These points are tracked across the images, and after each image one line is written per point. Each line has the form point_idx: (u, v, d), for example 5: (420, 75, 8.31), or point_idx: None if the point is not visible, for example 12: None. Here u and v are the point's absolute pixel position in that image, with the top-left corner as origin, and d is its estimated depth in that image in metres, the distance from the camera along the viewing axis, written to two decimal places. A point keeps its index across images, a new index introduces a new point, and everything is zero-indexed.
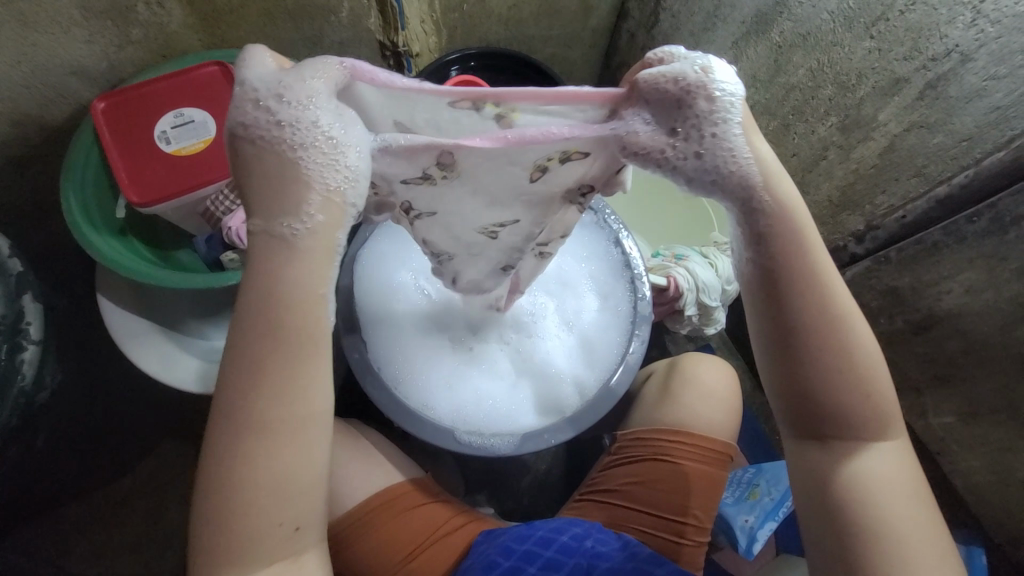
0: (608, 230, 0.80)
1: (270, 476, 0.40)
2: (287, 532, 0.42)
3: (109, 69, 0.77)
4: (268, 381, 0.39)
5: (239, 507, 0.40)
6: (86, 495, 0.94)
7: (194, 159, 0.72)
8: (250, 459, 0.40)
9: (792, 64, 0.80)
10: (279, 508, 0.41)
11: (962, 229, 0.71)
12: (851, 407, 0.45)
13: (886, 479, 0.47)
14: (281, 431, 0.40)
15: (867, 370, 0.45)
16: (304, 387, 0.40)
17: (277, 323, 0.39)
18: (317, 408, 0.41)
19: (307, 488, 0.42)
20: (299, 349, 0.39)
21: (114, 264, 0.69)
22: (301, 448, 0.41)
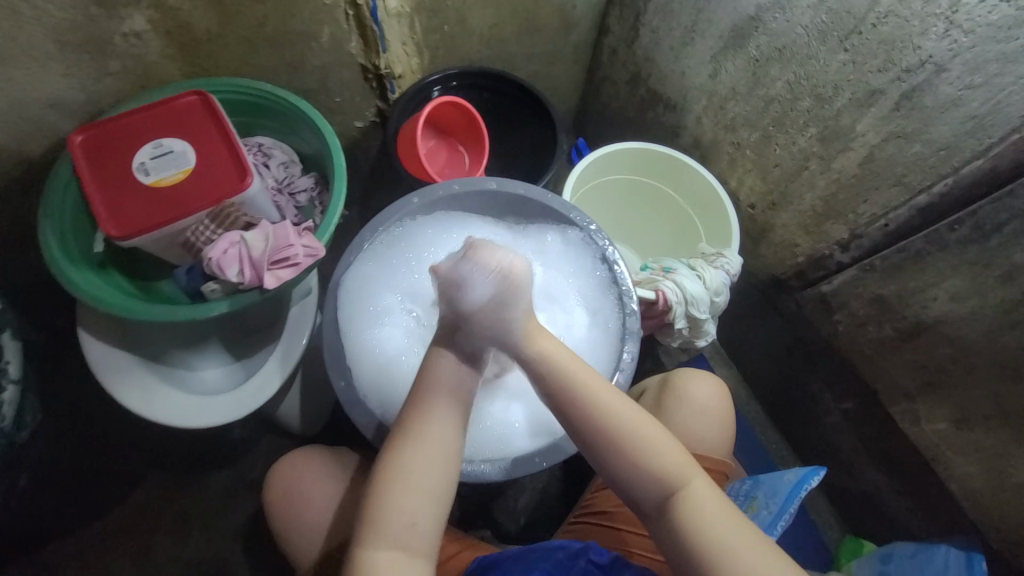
0: (594, 246, 0.79)
1: (409, 477, 0.53)
2: (407, 527, 0.52)
3: (86, 101, 0.76)
4: (426, 410, 0.56)
5: (383, 499, 0.52)
6: (71, 532, 0.92)
7: (174, 190, 0.71)
8: (399, 467, 0.53)
9: (770, 77, 0.82)
10: (408, 503, 0.52)
11: (944, 237, 0.71)
12: (642, 468, 0.55)
13: (695, 513, 0.53)
14: (433, 442, 0.55)
15: (624, 432, 0.56)
16: (453, 421, 0.57)
17: (429, 372, 0.58)
18: (455, 442, 0.56)
19: (433, 497, 0.53)
20: (450, 399, 0.57)
21: (93, 299, 0.69)
22: (437, 464, 0.54)
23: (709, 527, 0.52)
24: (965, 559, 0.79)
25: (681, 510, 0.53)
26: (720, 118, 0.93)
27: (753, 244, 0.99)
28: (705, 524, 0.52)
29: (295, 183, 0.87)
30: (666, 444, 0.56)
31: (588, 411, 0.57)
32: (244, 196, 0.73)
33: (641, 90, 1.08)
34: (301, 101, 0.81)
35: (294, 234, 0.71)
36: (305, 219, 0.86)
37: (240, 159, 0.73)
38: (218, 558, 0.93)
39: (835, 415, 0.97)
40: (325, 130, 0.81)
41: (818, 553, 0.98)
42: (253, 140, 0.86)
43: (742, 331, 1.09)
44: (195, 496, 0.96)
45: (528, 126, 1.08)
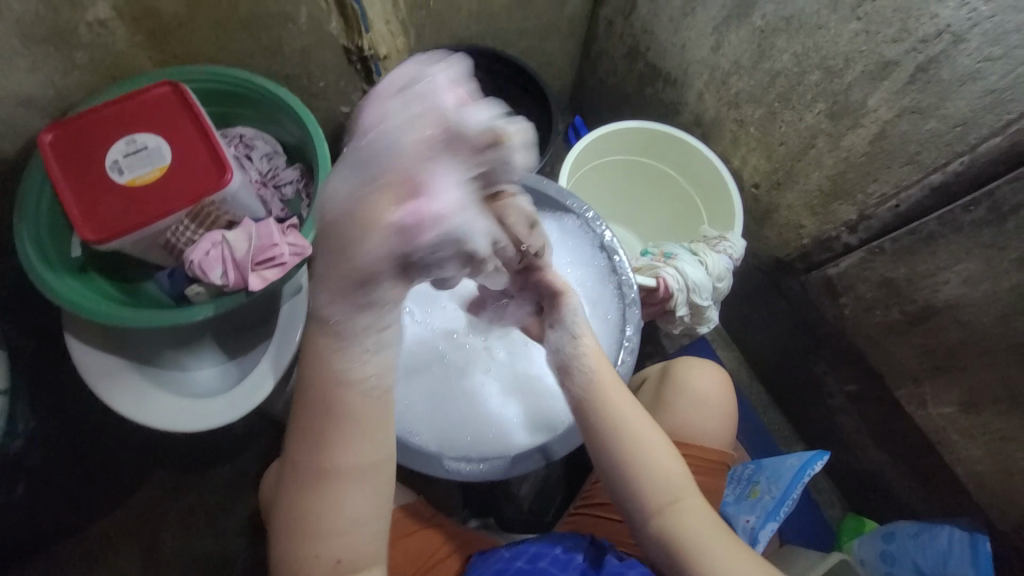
0: (593, 234, 0.76)
1: (327, 513, 0.46)
2: (332, 565, 0.47)
3: (55, 96, 0.72)
4: (330, 436, 0.45)
5: (300, 543, 0.47)
6: (76, 532, 0.92)
7: (150, 190, 0.68)
8: (313, 507, 0.46)
9: (776, 48, 0.78)
10: (331, 542, 0.47)
11: (959, 219, 0.68)
12: (647, 481, 0.55)
13: (699, 529, 0.55)
14: (348, 469, 0.46)
15: (644, 447, 0.56)
16: (369, 439, 0.46)
17: (322, 385, 0.44)
18: (374, 461, 0.47)
19: (355, 527, 0.47)
20: (360, 423, 0.45)
21: (76, 307, 0.67)
22: (354, 496, 0.47)
23: (701, 544, 0.54)
24: (970, 539, 0.79)
25: (679, 525, 0.55)
26: (722, 93, 0.89)
27: (756, 226, 0.95)
28: (702, 538, 0.54)
29: (279, 175, 0.84)
30: (672, 459, 0.57)
31: (617, 419, 0.56)
32: (224, 192, 0.70)
33: (638, 64, 1.03)
34: (280, 87, 0.77)
35: (278, 232, 0.69)
36: (292, 212, 0.84)
37: (218, 155, 0.69)
38: (224, 552, 0.94)
39: (838, 397, 0.95)
40: (307, 120, 0.77)
41: (821, 533, 0.98)
42: (233, 132, 0.83)
43: (745, 314, 1.06)
44: (198, 492, 0.96)
45: (522, 106, 1.03)
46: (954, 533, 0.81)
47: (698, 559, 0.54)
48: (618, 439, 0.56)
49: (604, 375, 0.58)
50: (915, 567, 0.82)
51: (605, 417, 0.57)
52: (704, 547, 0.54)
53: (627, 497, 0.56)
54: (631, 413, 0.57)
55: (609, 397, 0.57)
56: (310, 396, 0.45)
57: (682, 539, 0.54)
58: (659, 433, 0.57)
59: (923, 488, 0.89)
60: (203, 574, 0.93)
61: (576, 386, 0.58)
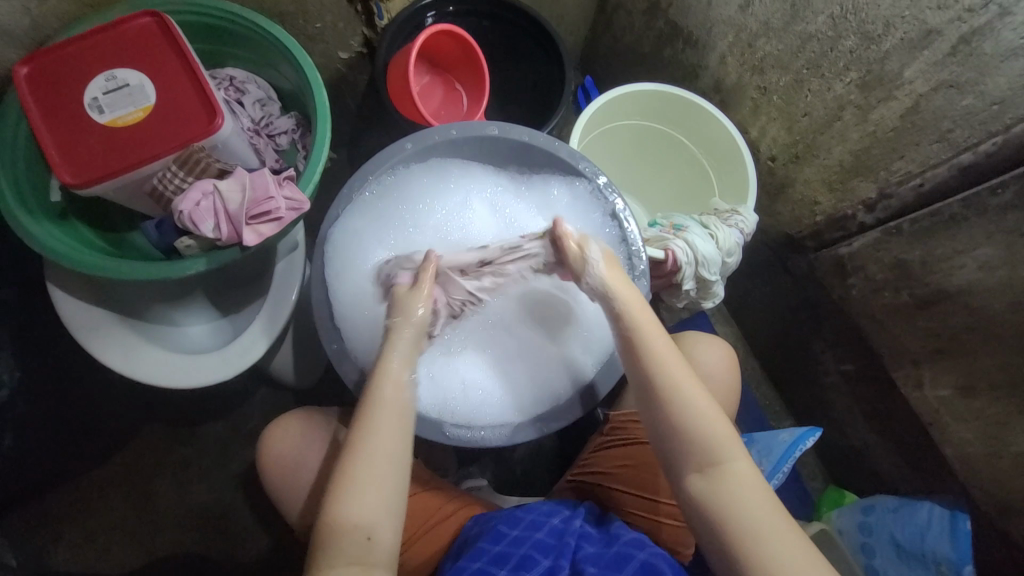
0: (603, 201, 0.73)
1: (367, 487, 0.52)
2: (363, 541, 0.50)
3: (31, 26, 0.66)
4: (372, 417, 0.55)
5: (336, 515, 0.51)
6: (69, 482, 0.92)
7: (135, 132, 0.63)
8: (351, 479, 0.52)
9: (811, 9, 0.73)
10: (365, 512, 0.51)
11: (984, 202, 0.66)
12: (692, 435, 0.55)
13: (744, 494, 0.54)
14: (385, 451, 0.54)
15: (689, 406, 0.56)
16: (401, 426, 0.56)
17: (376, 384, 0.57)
18: (401, 447, 0.55)
19: (389, 501, 0.53)
20: (395, 410, 0.56)
21: (60, 257, 0.63)
22: (387, 470, 0.53)
23: (739, 505, 0.53)
24: (949, 517, 0.81)
25: (721, 483, 0.54)
26: (747, 57, 0.84)
27: (768, 200, 0.93)
28: (752, 511, 0.53)
29: (274, 124, 0.78)
30: (718, 419, 0.56)
31: (662, 377, 0.57)
32: (215, 139, 0.65)
33: (658, 21, 0.97)
34: (273, 25, 0.70)
35: (275, 185, 0.64)
36: (288, 164, 0.79)
37: (208, 96, 0.64)
38: (219, 505, 0.94)
39: (834, 376, 0.96)
40: (303, 63, 0.71)
41: (803, 504, 1.01)
42: (223, 73, 0.76)
43: (748, 290, 1.05)
44: (192, 447, 0.96)
45: (533, 62, 0.97)
46: (935, 509, 0.83)
47: (741, 523, 0.52)
48: (664, 395, 0.57)
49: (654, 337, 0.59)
50: (893, 541, 0.85)
51: (653, 373, 0.58)
52: (747, 516, 0.53)
53: (670, 451, 0.56)
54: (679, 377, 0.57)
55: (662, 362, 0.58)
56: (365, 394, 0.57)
57: (723, 504, 0.53)
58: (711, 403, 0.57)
59: (909, 467, 0.91)
60: (198, 526, 0.94)
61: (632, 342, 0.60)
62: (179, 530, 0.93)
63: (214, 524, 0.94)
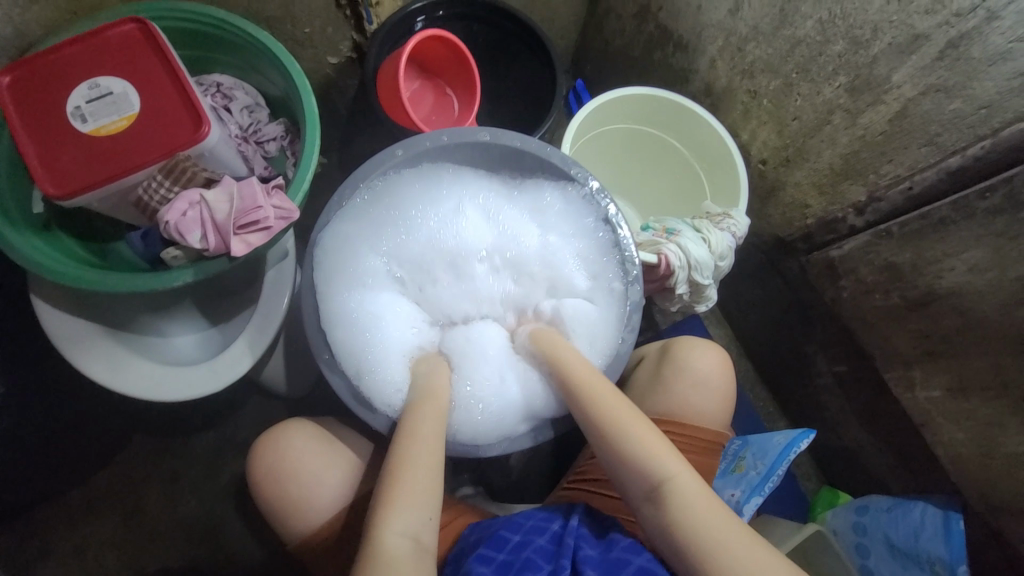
0: (596, 206, 0.72)
1: (414, 495, 0.56)
2: (411, 549, 0.54)
3: (13, 34, 0.65)
4: (415, 438, 0.59)
5: (388, 524, 0.54)
6: (56, 496, 0.90)
7: (118, 141, 0.61)
8: (398, 496, 0.55)
9: (800, 14, 0.74)
10: (413, 526, 0.55)
11: (972, 205, 0.67)
12: (635, 465, 0.57)
13: (692, 511, 0.54)
14: (426, 465, 0.58)
15: (622, 432, 0.59)
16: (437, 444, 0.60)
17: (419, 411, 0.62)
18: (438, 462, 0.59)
19: (431, 509, 0.57)
20: (431, 434, 0.60)
21: (42, 269, 0.62)
22: (431, 487, 0.57)
23: (697, 525, 0.53)
24: (942, 517, 0.81)
25: (675, 508, 0.54)
26: (737, 61, 0.84)
27: (759, 204, 0.93)
28: (703, 526, 0.53)
29: (262, 131, 0.77)
30: (657, 443, 0.58)
31: (586, 408, 0.61)
32: (202, 147, 0.64)
33: (648, 25, 0.97)
34: (259, 31, 0.69)
35: (263, 194, 0.63)
36: (277, 171, 0.78)
37: (194, 104, 0.63)
38: (211, 518, 0.93)
39: (826, 377, 0.96)
40: (291, 69, 0.70)
41: (799, 505, 1.02)
42: (210, 80, 0.75)
43: (741, 292, 1.06)
44: (182, 459, 0.94)
45: (524, 66, 0.97)
46: (927, 509, 0.84)
47: (695, 541, 0.53)
48: (603, 431, 0.59)
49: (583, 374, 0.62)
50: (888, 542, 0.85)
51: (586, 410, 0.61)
52: (701, 533, 0.53)
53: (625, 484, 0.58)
54: (599, 406, 0.61)
55: (584, 392, 0.62)
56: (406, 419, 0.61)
57: (676, 524, 0.54)
58: (640, 425, 0.59)
59: (902, 467, 0.91)
60: (189, 539, 0.92)
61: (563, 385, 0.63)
62: (170, 545, 0.92)
63: (205, 537, 0.92)
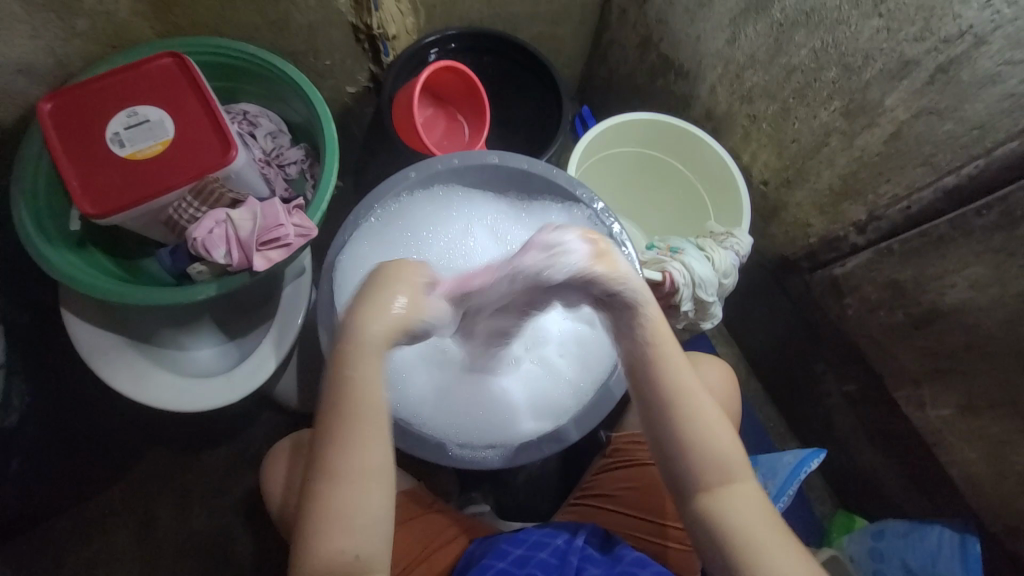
0: (601, 225, 0.75)
1: (341, 509, 0.49)
2: (349, 561, 0.49)
3: (56, 66, 0.70)
4: (343, 437, 0.50)
5: (317, 536, 0.49)
6: (70, 509, 0.92)
7: (152, 164, 0.66)
8: (327, 501, 0.49)
9: (794, 43, 0.77)
10: (347, 540, 0.49)
11: (970, 223, 0.68)
12: (699, 457, 0.55)
13: (742, 508, 0.55)
14: (354, 472, 0.50)
15: (697, 420, 0.56)
16: (375, 442, 0.51)
17: (347, 401, 0.51)
18: (374, 464, 0.51)
19: (372, 521, 0.50)
20: (368, 421, 0.51)
21: (76, 283, 0.65)
22: (367, 492, 0.50)
23: (746, 528, 0.54)
24: (959, 542, 0.80)
25: (725, 507, 0.55)
26: (736, 87, 0.88)
27: (762, 223, 0.95)
28: (749, 523, 0.54)
29: (284, 155, 0.82)
30: (728, 441, 0.56)
31: (668, 390, 0.56)
32: (229, 169, 0.68)
33: (651, 55, 1.02)
34: (285, 65, 0.75)
35: (284, 213, 0.67)
36: (297, 192, 0.82)
37: (223, 130, 0.68)
38: (220, 532, 0.94)
39: (836, 396, 0.96)
40: (314, 98, 0.75)
41: (812, 529, 0.99)
42: (237, 108, 0.80)
43: (748, 311, 1.06)
44: (194, 473, 0.96)
45: (532, 94, 1.02)
46: (943, 532, 0.82)
47: (741, 536, 0.54)
48: (681, 417, 0.56)
49: (671, 356, 0.57)
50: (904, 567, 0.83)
51: (667, 392, 0.56)
52: (748, 531, 0.54)
53: (678, 472, 0.57)
54: (682, 388, 0.56)
55: (666, 375, 0.56)
56: (329, 411, 0.51)
57: (726, 518, 0.55)
58: (716, 416, 0.57)
59: (917, 488, 0.90)
60: (199, 554, 0.93)
61: (638, 359, 0.57)
62: (179, 559, 0.92)
63: (215, 552, 0.93)
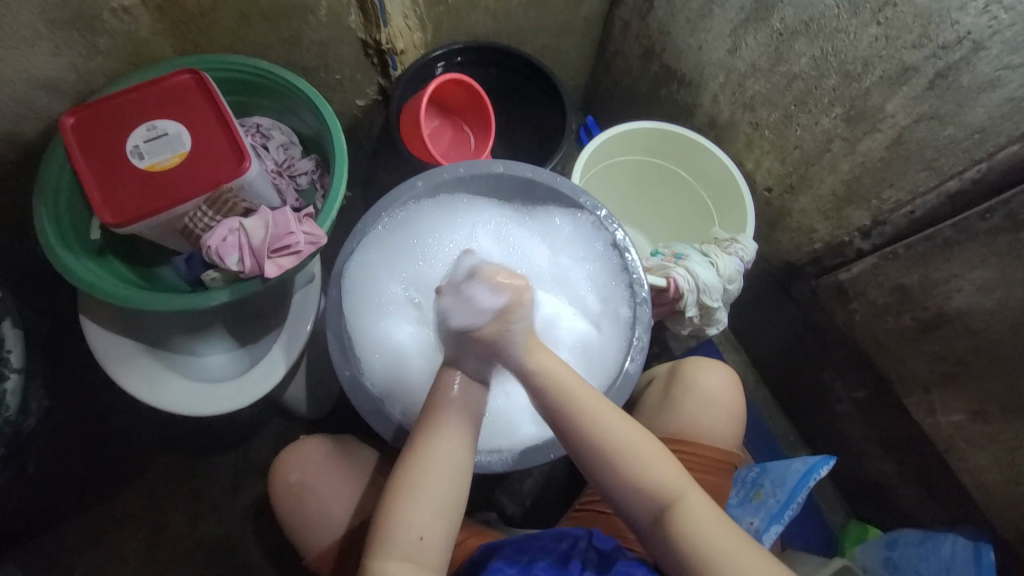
0: (604, 232, 0.76)
1: (419, 489, 0.54)
2: (416, 540, 0.53)
3: (79, 82, 0.74)
4: (435, 424, 0.57)
5: (394, 512, 0.54)
6: (84, 512, 0.93)
7: (170, 175, 0.68)
8: (409, 481, 0.55)
9: (794, 52, 0.78)
10: (416, 521, 0.53)
11: (974, 226, 0.68)
12: (634, 487, 0.56)
13: (701, 527, 0.55)
14: (439, 455, 0.56)
15: (629, 457, 0.56)
16: (463, 433, 0.57)
17: (442, 394, 0.59)
18: (460, 455, 0.57)
19: (444, 508, 0.55)
20: (460, 414, 0.58)
21: (95, 290, 0.67)
22: (443, 477, 0.55)
23: (707, 543, 0.54)
24: (973, 548, 0.79)
25: (682, 529, 0.55)
26: (737, 96, 0.89)
27: (767, 229, 0.96)
28: (710, 540, 0.55)
29: (295, 166, 0.84)
30: (662, 466, 0.57)
31: (590, 438, 0.56)
32: (242, 180, 0.71)
33: (654, 65, 1.03)
34: (297, 79, 0.77)
35: (295, 221, 0.69)
36: (307, 202, 0.84)
37: (237, 142, 0.70)
38: (229, 537, 0.95)
39: (845, 403, 0.95)
40: (324, 110, 0.77)
41: (823, 538, 0.98)
42: (250, 121, 0.83)
43: (754, 317, 1.06)
44: (204, 478, 0.97)
45: (537, 104, 1.04)
46: (957, 542, 0.80)
47: (704, 555, 0.54)
48: (605, 453, 0.56)
49: (587, 394, 0.57)
50: None
51: (589, 438, 0.56)
52: (711, 547, 0.54)
53: (623, 503, 0.57)
54: (604, 430, 0.56)
55: (586, 422, 0.56)
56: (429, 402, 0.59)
57: (687, 541, 0.55)
58: (649, 444, 0.57)
59: (930, 497, 0.88)
60: (208, 558, 0.94)
61: (556, 408, 0.57)
62: (189, 564, 0.93)
63: (224, 557, 0.94)
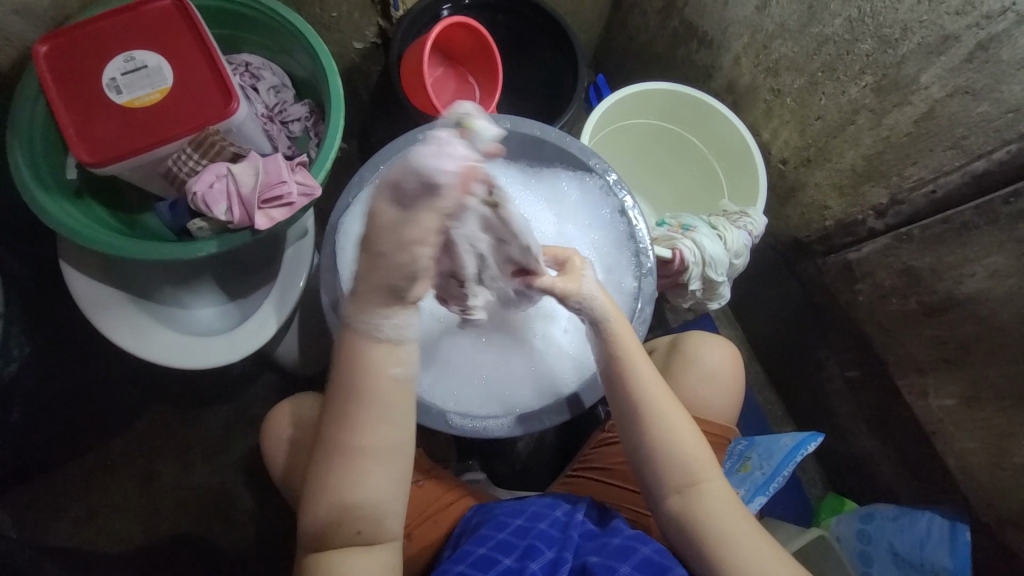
0: (612, 198, 0.73)
1: (343, 486, 0.52)
2: (355, 531, 0.53)
3: (52, 6, 0.67)
4: (356, 419, 0.51)
5: (323, 510, 0.52)
6: (75, 459, 0.93)
7: (151, 113, 0.63)
8: (332, 479, 0.52)
9: (828, 12, 0.73)
10: (353, 513, 0.52)
11: (995, 210, 0.66)
12: (666, 467, 0.58)
13: (719, 511, 0.57)
14: (359, 452, 0.51)
15: (664, 428, 0.58)
16: (381, 425, 0.51)
17: (352, 389, 0.51)
18: (383, 444, 0.52)
19: (375, 499, 0.53)
20: (375, 407, 0.51)
21: (73, 234, 0.64)
22: (370, 471, 0.52)
23: (721, 525, 0.57)
24: (948, 526, 0.81)
25: (701, 508, 0.57)
26: (761, 59, 0.84)
27: (777, 204, 0.93)
28: (724, 525, 0.57)
29: (287, 111, 0.79)
30: (696, 446, 0.59)
31: (635, 398, 0.59)
32: (230, 122, 0.66)
33: (673, 21, 0.97)
34: (290, 12, 0.71)
35: (287, 169, 0.65)
36: (300, 151, 0.79)
37: (224, 79, 0.65)
38: (222, 487, 0.95)
39: (837, 382, 0.95)
40: (319, 50, 0.71)
41: (802, 509, 1.01)
42: (238, 58, 0.76)
43: (754, 293, 1.05)
44: (195, 430, 0.97)
45: (547, 57, 0.97)
46: (933, 518, 0.83)
47: (715, 536, 0.56)
48: (647, 430, 0.58)
49: (638, 359, 0.60)
50: (890, 549, 0.85)
51: (632, 399, 0.59)
52: (723, 530, 0.56)
53: (650, 480, 0.59)
54: (647, 395, 0.59)
55: (635, 383, 0.59)
56: (337, 393, 0.51)
57: (701, 521, 0.57)
58: (685, 421, 0.59)
59: (911, 475, 0.90)
60: (201, 507, 0.95)
61: (607, 367, 0.60)
62: (182, 511, 0.94)
63: (216, 506, 0.95)
